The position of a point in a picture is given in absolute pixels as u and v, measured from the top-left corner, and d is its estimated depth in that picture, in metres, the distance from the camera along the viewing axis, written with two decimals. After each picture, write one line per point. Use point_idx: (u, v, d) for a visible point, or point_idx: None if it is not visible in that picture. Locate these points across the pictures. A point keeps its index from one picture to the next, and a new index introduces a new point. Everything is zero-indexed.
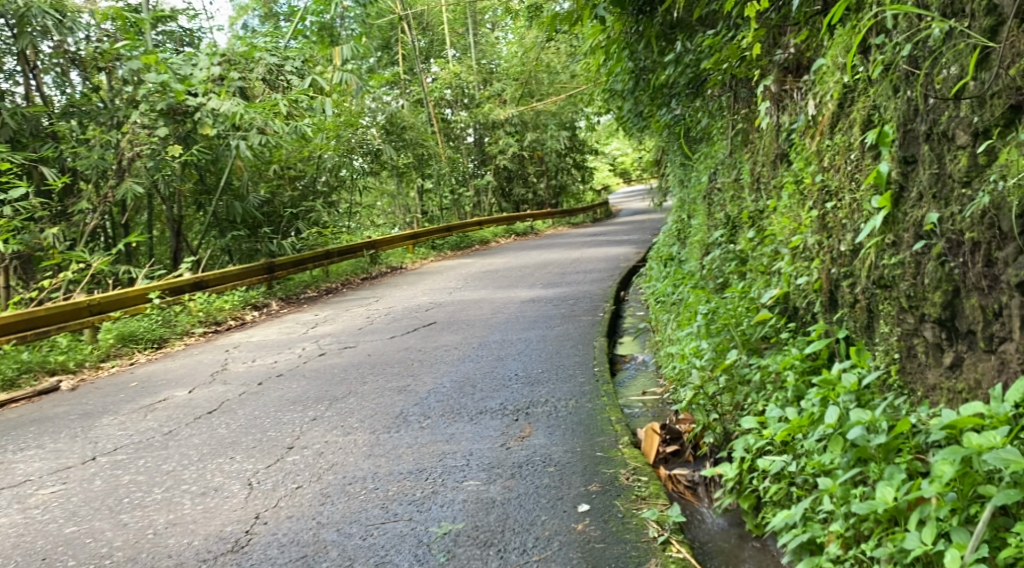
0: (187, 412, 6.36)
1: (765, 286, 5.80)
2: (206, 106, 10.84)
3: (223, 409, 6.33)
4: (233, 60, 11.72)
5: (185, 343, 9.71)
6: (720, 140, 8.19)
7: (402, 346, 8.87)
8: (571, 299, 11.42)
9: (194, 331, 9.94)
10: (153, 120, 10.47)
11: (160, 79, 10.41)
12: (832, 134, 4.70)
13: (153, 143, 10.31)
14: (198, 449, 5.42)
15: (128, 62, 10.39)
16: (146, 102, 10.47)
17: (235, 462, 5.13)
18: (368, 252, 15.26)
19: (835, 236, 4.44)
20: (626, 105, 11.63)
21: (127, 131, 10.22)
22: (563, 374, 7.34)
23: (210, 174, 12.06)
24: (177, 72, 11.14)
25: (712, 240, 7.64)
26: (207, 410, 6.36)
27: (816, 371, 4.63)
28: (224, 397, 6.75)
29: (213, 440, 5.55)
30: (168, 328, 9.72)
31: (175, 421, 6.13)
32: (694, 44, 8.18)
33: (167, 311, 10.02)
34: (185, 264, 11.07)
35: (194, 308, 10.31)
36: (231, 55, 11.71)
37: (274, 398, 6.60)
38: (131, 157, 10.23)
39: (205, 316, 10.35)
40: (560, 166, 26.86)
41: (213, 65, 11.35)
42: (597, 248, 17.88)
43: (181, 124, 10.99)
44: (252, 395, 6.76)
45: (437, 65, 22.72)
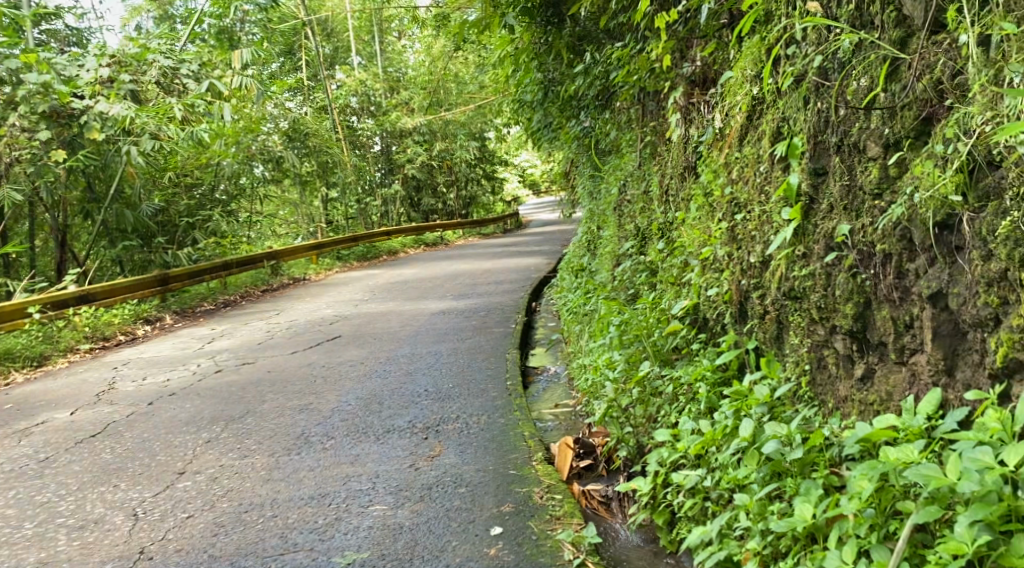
0: (67, 435, 6.02)
1: (675, 297, 5.77)
2: (92, 110, 10.53)
3: (109, 432, 6.00)
4: (123, 62, 11.35)
5: (69, 359, 9.31)
6: (629, 152, 8.18)
7: (305, 362, 8.60)
8: (482, 310, 11.30)
9: (79, 347, 9.52)
10: (33, 123, 10.12)
11: (41, 80, 9.96)
12: (741, 147, 4.68)
13: (34, 147, 10.07)
14: (78, 476, 5.09)
15: (5, 61, 9.86)
16: (26, 102, 10.03)
17: (119, 491, 4.82)
18: (268, 263, 14.88)
19: (745, 247, 4.41)
20: (535, 116, 11.59)
21: (4, 135, 9.95)
22: (474, 388, 7.19)
23: (98, 182, 11.49)
24: (61, 74, 10.63)
25: (622, 252, 7.62)
26: (90, 433, 6.03)
27: (727, 382, 4.61)
28: (110, 419, 6.45)
29: (95, 467, 5.22)
30: (50, 345, 9.29)
31: (53, 446, 5.77)
32: (602, 55, 8.16)
33: (48, 327, 9.59)
34: (71, 277, 10.62)
35: (80, 324, 9.90)
36: (122, 57, 11.36)
37: (164, 420, 6.32)
38: (10, 162, 9.99)
39: (92, 331, 9.94)
40: (470, 176, 26.76)
41: (102, 66, 11.05)
42: (508, 259, 17.83)
43: (66, 127, 10.57)
44: (140, 417, 6.48)
45: (343, 72, 22.36)
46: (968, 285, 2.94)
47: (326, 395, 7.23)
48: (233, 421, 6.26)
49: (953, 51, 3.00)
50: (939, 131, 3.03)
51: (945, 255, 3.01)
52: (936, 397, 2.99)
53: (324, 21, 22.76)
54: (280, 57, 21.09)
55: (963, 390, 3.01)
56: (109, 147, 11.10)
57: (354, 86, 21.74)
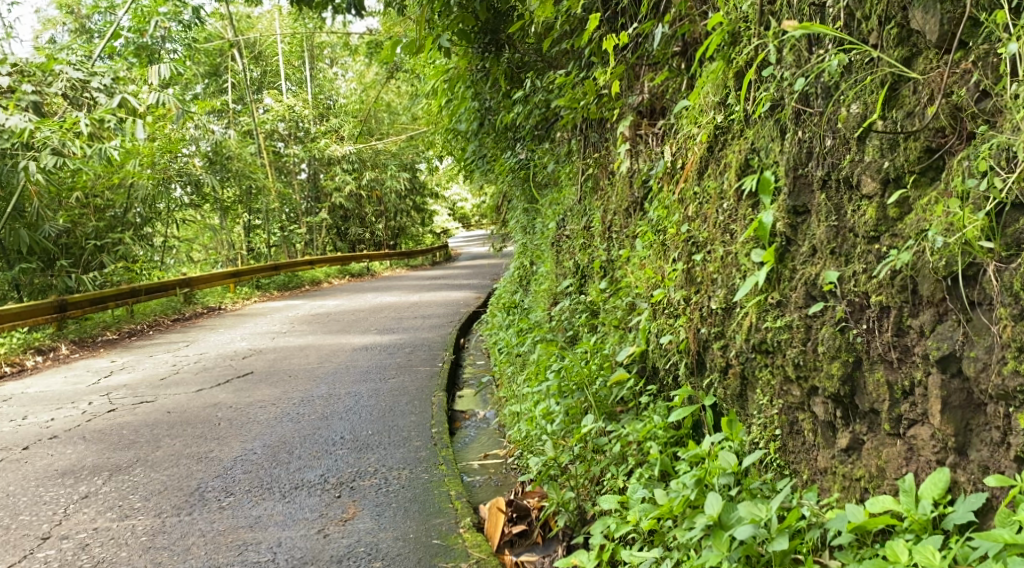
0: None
1: (620, 343, 5.31)
2: None
3: None
4: (25, 71, 10.60)
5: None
6: (568, 186, 7.72)
7: (210, 401, 7.90)
8: (409, 346, 10.72)
9: None
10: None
11: None
12: (700, 181, 4.24)
13: None
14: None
15: None
16: None
17: None
18: (181, 291, 13.98)
19: (704, 291, 3.95)
20: (469, 146, 11.08)
21: None
22: (396, 437, 6.61)
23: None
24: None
25: (560, 290, 7.16)
26: None
27: (680, 441, 4.23)
28: None
29: None
30: None
31: None
32: (541, 81, 7.74)
33: None
34: None
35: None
36: (25, 66, 10.61)
37: (35, 471, 6.13)
38: None
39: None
40: (400, 207, 26.04)
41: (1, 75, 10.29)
42: (436, 292, 17.22)
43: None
44: (10, 465, 6.30)
45: (271, 97, 21.58)
46: (989, 349, 2.60)
47: (229, 441, 6.61)
48: (119, 470, 6.05)
49: (987, 67, 2.65)
50: (958, 165, 2.70)
51: (959, 312, 2.67)
52: (943, 478, 2.66)
53: (253, 44, 21.90)
54: (206, 79, 20.28)
55: (975, 473, 2.67)
56: (6, 161, 10.24)
57: (283, 112, 20.94)
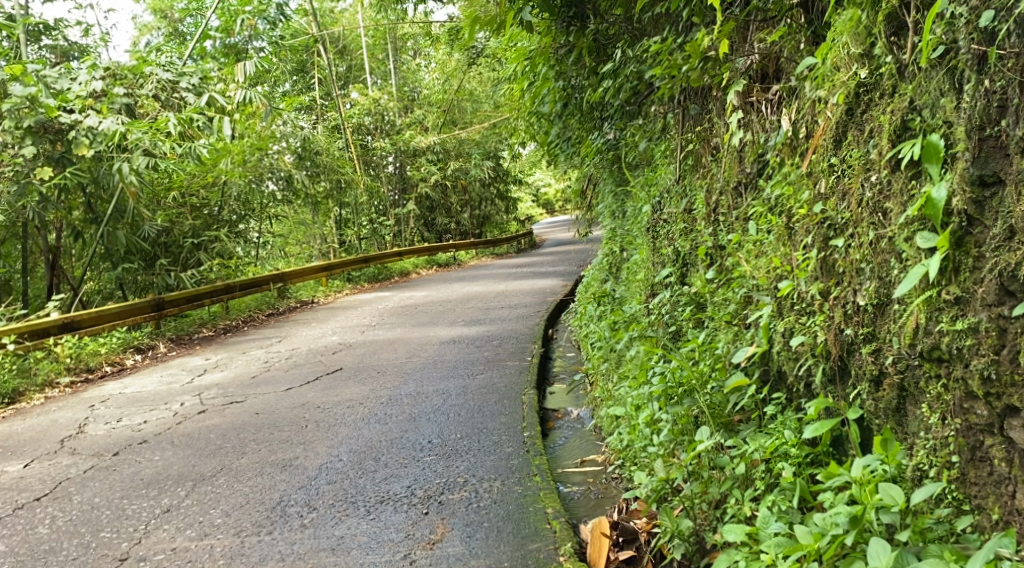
0: (7, 499, 5.67)
1: (735, 342, 4.65)
2: (82, 125, 9.51)
3: (57, 495, 5.67)
4: (118, 75, 10.48)
5: (46, 395, 8.38)
6: (664, 165, 7.04)
7: (298, 401, 7.52)
8: (497, 339, 10.19)
9: (58, 381, 8.59)
10: (18, 139, 9.17)
11: (26, 92, 8.97)
12: (837, 152, 3.57)
13: (18, 164, 9.13)
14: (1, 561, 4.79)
15: None
16: (10, 117, 9.04)
17: None
18: (275, 286, 13.67)
19: (847, 283, 3.31)
20: (553, 129, 10.46)
21: None
22: (486, 441, 6.09)
23: (98, 201, 10.23)
24: (52, 87, 9.60)
25: (659, 279, 6.51)
26: (36, 495, 5.68)
27: (816, 462, 3.61)
28: (64, 476, 6.01)
29: (26, 547, 4.94)
30: (26, 379, 8.36)
31: None
32: (634, 52, 7.06)
33: (25, 359, 8.62)
34: (54, 302, 9.62)
35: (62, 354, 8.92)
36: (117, 69, 10.48)
37: (122, 481, 5.81)
38: None
39: (74, 362, 8.96)
40: (484, 196, 25.56)
41: (94, 78, 10.10)
42: (523, 280, 16.67)
43: (56, 144, 9.55)
44: (98, 473, 6.00)
45: (355, 90, 21.34)
46: None
47: (315, 446, 6.19)
48: (202, 481, 5.68)
49: None
50: None
51: None
52: None
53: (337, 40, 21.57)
54: (292, 76, 20.12)
55: None
56: (102, 163, 9.88)
57: (369, 105, 20.69)
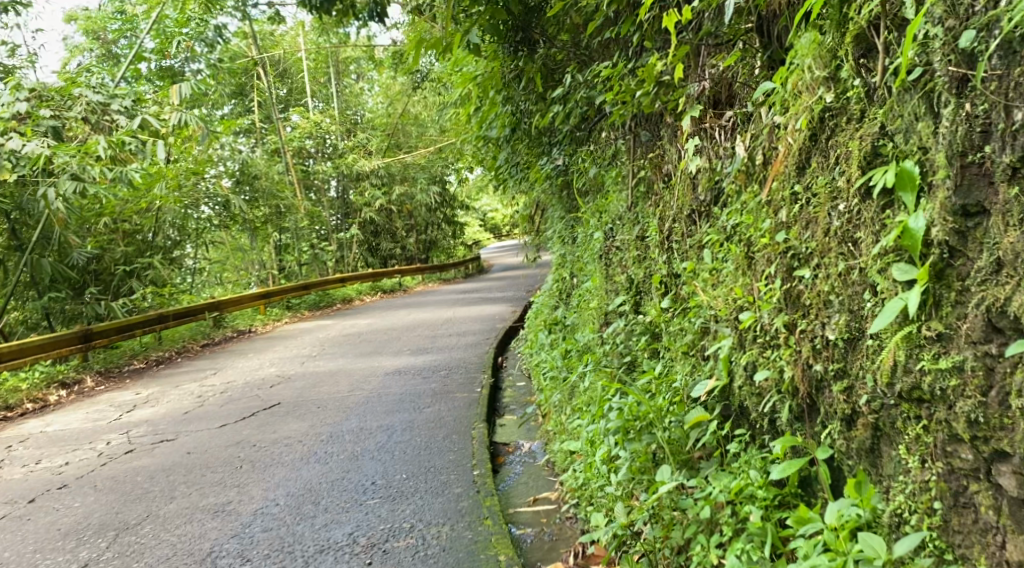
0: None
1: (693, 374, 4.47)
2: (4, 147, 8.97)
3: None
4: (44, 96, 9.89)
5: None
6: (614, 192, 6.89)
7: (233, 439, 7.17)
8: (444, 369, 9.93)
9: None
10: None
11: None
12: (800, 178, 3.50)
13: None
14: None
15: None
16: None
17: None
18: (211, 315, 13.16)
19: (815, 317, 3.27)
20: (500, 154, 10.22)
21: None
22: (434, 481, 5.83)
23: (25, 227, 9.90)
24: None
25: (612, 310, 6.33)
26: None
27: (784, 504, 3.45)
28: None
29: None
30: None
31: None
32: (585, 75, 6.87)
33: None
34: None
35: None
36: (43, 90, 9.90)
37: (38, 531, 5.42)
38: None
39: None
40: (430, 220, 25.26)
41: (17, 100, 9.47)
42: (470, 307, 16.42)
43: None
44: (12, 524, 5.60)
45: (297, 114, 20.95)
46: None
47: (250, 489, 5.87)
48: (126, 530, 5.32)
49: None
50: None
51: None
52: None
53: (278, 62, 21.13)
54: (232, 99, 19.65)
55: None
56: (26, 189, 9.56)
57: (310, 129, 20.32)
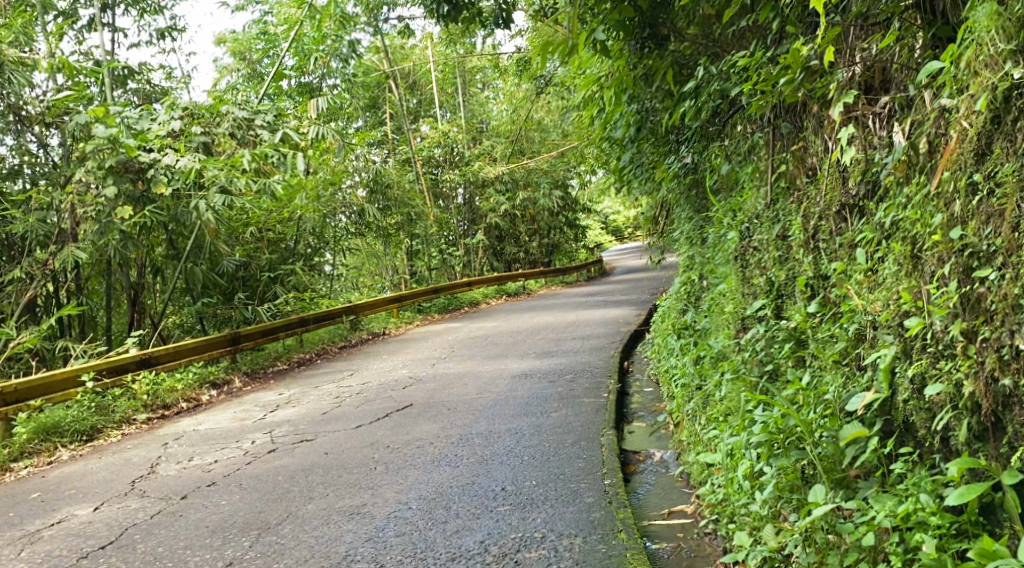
0: (72, 547, 5.35)
1: (847, 386, 4.07)
2: (160, 163, 9.20)
3: (121, 543, 5.34)
4: (195, 114, 10.27)
5: (124, 432, 8.14)
6: (751, 190, 6.51)
7: (369, 440, 7.13)
8: (571, 373, 9.71)
9: (136, 418, 8.34)
10: (100, 179, 8.90)
11: (109, 134, 8.69)
12: (980, 167, 3.20)
13: (100, 205, 8.88)
14: None
15: (73, 116, 8.67)
16: (93, 157, 8.83)
17: None
18: (348, 319, 13.28)
19: (1002, 322, 3.02)
20: (624, 155, 9.89)
21: (71, 191, 8.83)
22: (564, 489, 5.60)
23: (180, 237, 10.11)
24: (133, 128, 9.45)
25: (749, 315, 5.95)
26: (102, 543, 5.36)
27: (962, 533, 3.10)
28: (131, 521, 5.68)
29: None
30: (104, 416, 8.12)
31: (54, 562, 5.16)
32: (717, 69, 6.49)
33: (103, 397, 8.35)
34: (133, 337, 9.36)
35: (140, 391, 8.66)
36: (195, 109, 10.28)
37: (187, 528, 5.45)
38: (77, 218, 8.88)
39: (151, 399, 8.70)
40: (553, 225, 25.07)
41: (172, 118, 10.02)
42: (594, 310, 16.14)
43: (137, 183, 9.27)
44: (165, 519, 5.65)
45: (426, 124, 21.12)
46: None
47: (383, 491, 5.78)
48: (267, 530, 5.29)
49: None
50: None
51: None
52: None
53: (407, 74, 21.35)
54: (365, 113, 19.96)
55: None
56: (181, 202, 9.70)
57: (438, 138, 20.43)
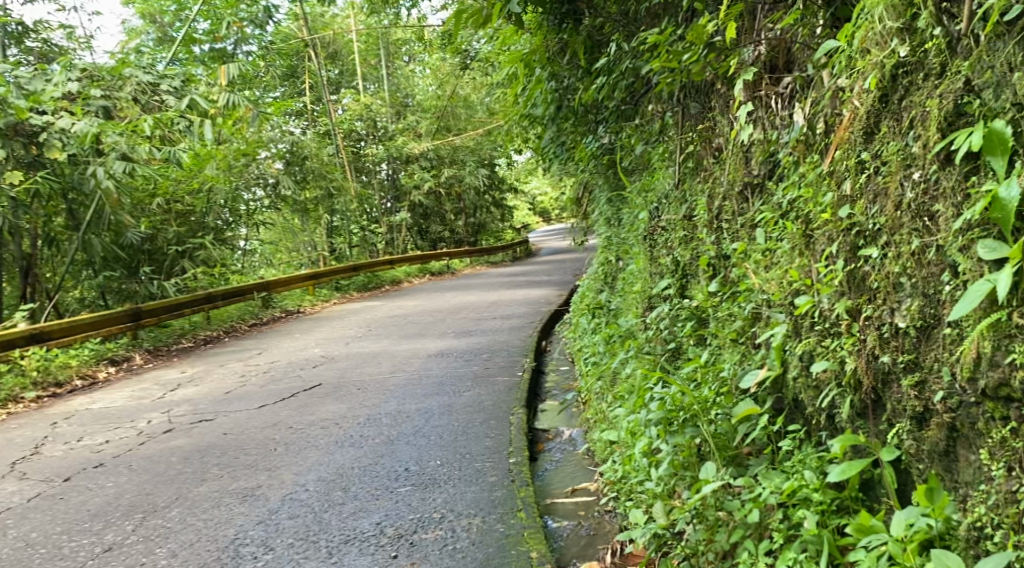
0: None
1: (742, 364, 4.13)
2: (54, 126, 8.83)
3: None
4: (95, 76, 9.90)
5: (11, 411, 7.80)
6: (662, 170, 6.50)
7: (271, 420, 6.96)
8: (486, 352, 9.64)
9: (24, 396, 8.01)
10: None
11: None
12: (867, 146, 3.25)
13: None
14: None
15: None
16: None
17: None
18: (259, 296, 12.93)
19: (884, 301, 3.05)
20: (545, 134, 9.80)
21: None
22: (468, 469, 5.53)
23: (81, 207, 9.57)
24: (25, 88, 8.97)
25: (655, 295, 5.95)
26: None
27: (843, 509, 3.15)
28: (9, 504, 5.45)
29: None
30: None
31: None
32: (631, 45, 6.44)
33: None
34: (22, 312, 8.98)
35: (29, 367, 8.32)
36: (94, 70, 9.91)
37: (67, 512, 5.24)
38: None
39: (42, 376, 8.36)
40: (479, 204, 24.94)
41: (70, 79, 9.50)
42: (517, 290, 16.10)
43: (29, 147, 8.84)
44: (43, 503, 5.43)
45: (348, 96, 20.73)
46: None
47: (281, 473, 5.64)
48: (153, 513, 5.13)
49: None
50: None
51: None
52: None
53: (328, 44, 20.88)
54: (283, 83, 19.46)
55: None
56: (77, 168, 9.22)
57: (360, 111, 20.05)
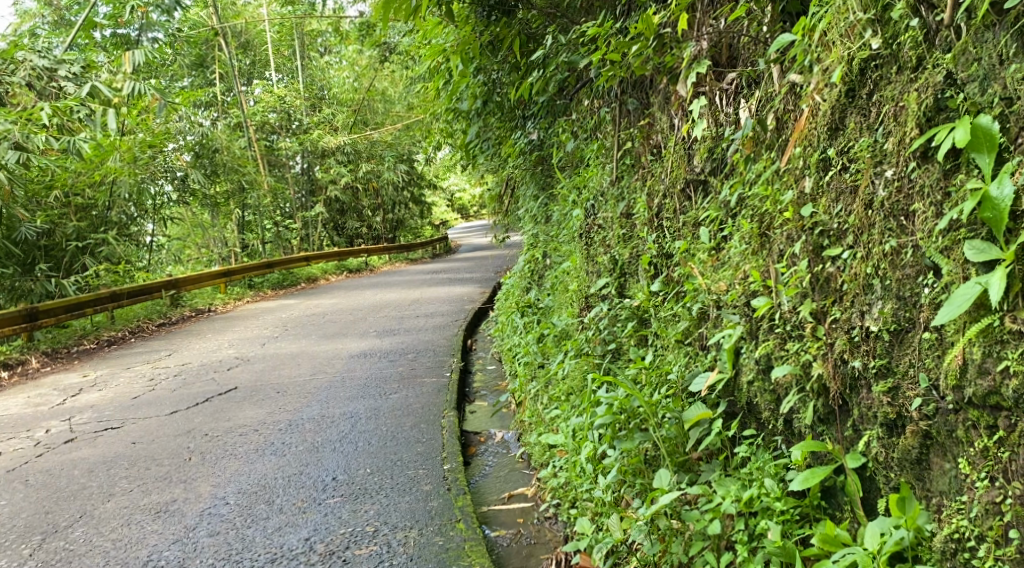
0: None
1: (691, 366, 3.97)
2: None
3: None
4: None
5: None
6: (596, 166, 6.37)
7: (184, 428, 6.59)
8: (412, 352, 9.40)
9: None
10: None
11: None
12: (834, 142, 3.24)
13: None
14: None
15: None
16: None
17: None
18: (167, 293, 12.37)
19: (854, 301, 3.07)
20: (471, 129, 9.59)
21: None
22: (401, 477, 5.31)
23: None
24: None
25: (593, 294, 5.82)
26: None
27: (806, 518, 3.13)
28: None
29: None
30: None
31: None
32: (568, 37, 6.26)
33: None
34: None
35: None
36: None
37: None
38: None
39: None
40: (397, 200, 24.53)
41: None
42: (438, 288, 15.83)
43: None
44: None
45: (260, 87, 20.09)
46: None
47: (198, 485, 5.32)
48: (54, 534, 4.78)
49: None
50: None
51: None
52: None
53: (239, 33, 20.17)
54: (192, 72, 18.73)
55: None
56: None
57: (273, 102, 19.44)
